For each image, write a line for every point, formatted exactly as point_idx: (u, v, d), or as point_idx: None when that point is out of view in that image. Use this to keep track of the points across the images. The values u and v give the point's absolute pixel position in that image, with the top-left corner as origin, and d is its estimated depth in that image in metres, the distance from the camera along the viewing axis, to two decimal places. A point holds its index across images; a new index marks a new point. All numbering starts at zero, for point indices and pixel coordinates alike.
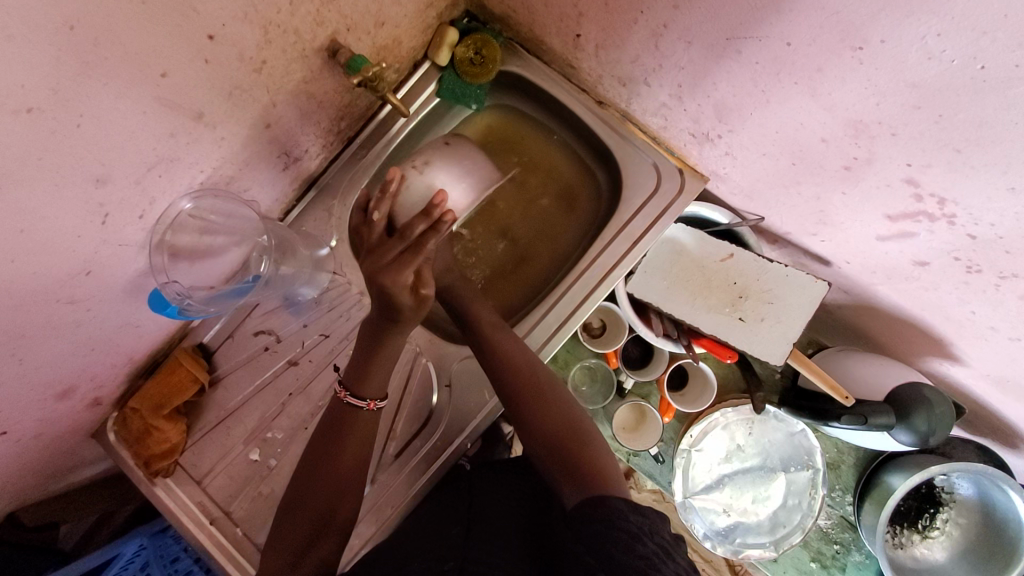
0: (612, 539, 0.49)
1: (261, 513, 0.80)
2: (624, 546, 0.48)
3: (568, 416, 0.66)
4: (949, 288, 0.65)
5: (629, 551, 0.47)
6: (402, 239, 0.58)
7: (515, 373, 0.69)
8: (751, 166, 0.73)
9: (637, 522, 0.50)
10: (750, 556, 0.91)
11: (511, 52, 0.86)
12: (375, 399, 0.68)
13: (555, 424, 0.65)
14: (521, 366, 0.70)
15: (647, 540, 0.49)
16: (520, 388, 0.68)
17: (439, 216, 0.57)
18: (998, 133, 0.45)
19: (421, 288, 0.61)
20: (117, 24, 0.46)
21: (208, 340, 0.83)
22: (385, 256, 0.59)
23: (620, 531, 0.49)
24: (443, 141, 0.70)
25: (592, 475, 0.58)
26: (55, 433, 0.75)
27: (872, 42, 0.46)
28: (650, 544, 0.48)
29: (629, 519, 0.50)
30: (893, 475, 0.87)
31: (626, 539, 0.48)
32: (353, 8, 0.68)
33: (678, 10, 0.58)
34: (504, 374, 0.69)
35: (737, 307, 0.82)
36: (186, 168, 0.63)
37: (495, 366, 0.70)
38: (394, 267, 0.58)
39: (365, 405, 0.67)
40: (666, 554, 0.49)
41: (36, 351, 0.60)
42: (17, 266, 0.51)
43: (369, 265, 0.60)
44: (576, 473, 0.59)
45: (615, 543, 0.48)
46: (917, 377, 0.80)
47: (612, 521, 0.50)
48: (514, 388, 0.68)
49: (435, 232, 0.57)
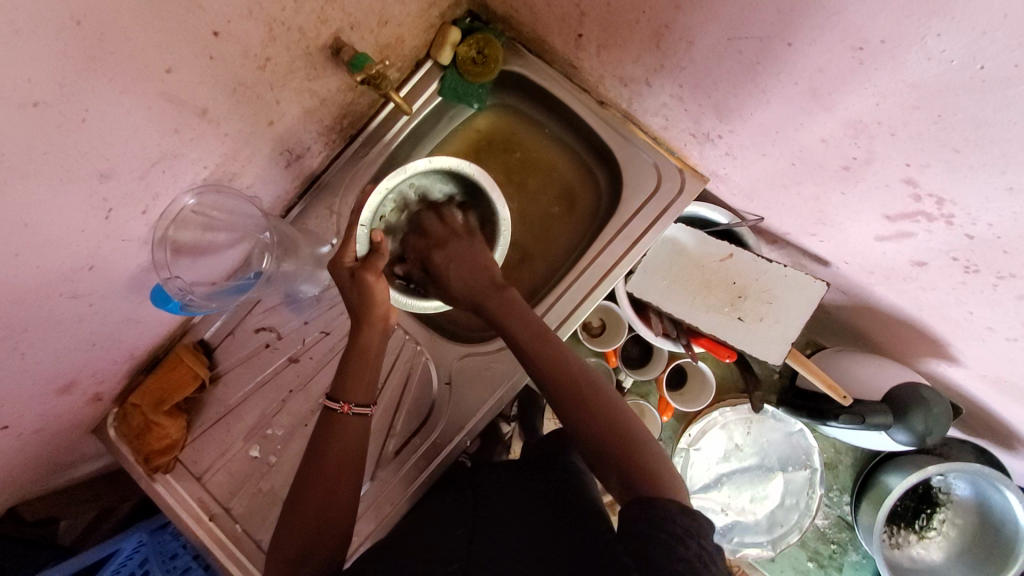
0: (654, 540, 0.47)
1: (261, 509, 0.80)
2: (665, 549, 0.46)
3: (612, 414, 0.61)
4: (946, 288, 0.66)
5: (669, 553, 0.45)
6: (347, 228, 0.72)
7: (560, 370, 0.64)
8: (750, 166, 0.73)
9: (683, 525, 0.48)
10: (747, 555, 0.92)
11: (513, 52, 0.87)
12: (349, 403, 0.67)
13: (598, 417, 0.61)
14: (564, 360, 0.65)
15: (691, 543, 0.47)
16: (560, 383, 0.64)
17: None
18: (996, 133, 0.46)
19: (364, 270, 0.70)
20: (122, 18, 0.46)
21: (209, 336, 0.84)
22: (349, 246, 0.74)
23: (663, 533, 0.48)
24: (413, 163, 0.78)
25: (641, 476, 0.55)
26: (56, 428, 0.75)
27: (872, 43, 0.46)
28: (693, 547, 0.47)
29: (675, 521, 0.48)
30: (889, 475, 0.88)
31: (668, 542, 0.47)
32: (357, 7, 0.68)
33: (680, 10, 0.59)
34: (542, 366, 0.65)
35: (735, 307, 0.82)
36: (190, 164, 0.63)
37: (534, 362, 0.66)
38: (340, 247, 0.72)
39: (339, 408, 0.66)
40: (709, 558, 0.47)
41: (39, 345, 0.60)
42: (20, 259, 0.51)
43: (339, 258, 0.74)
44: (629, 476, 0.56)
45: (657, 545, 0.46)
46: (914, 377, 0.81)
47: (656, 522, 0.49)
48: (555, 385, 0.64)
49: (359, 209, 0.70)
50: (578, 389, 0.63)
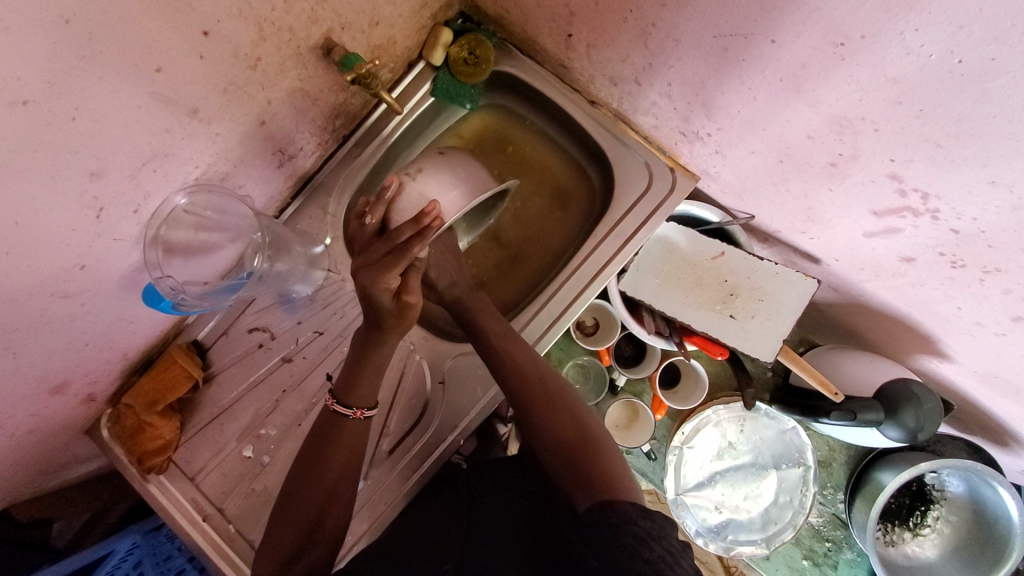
0: (617, 543, 0.48)
1: (255, 509, 0.80)
2: (629, 553, 0.47)
3: (578, 423, 0.65)
4: (934, 284, 0.66)
5: (633, 556, 0.47)
6: (388, 242, 0.59)
7: (526, 381, 0.68)
8: (740, 164, 0.73)
9: (646, 527, 0.49)
10: (741, 554, 0.92)
11: (504, 52, 0.87)
12: (362, 408, 0.68)
13: (562, 425, 0.64)
14: (530, 372, 0.69)
15: (654, 545, 0.48)
16: (528, 393, 0.68)
17: (427, 223, 0.56)
18: (976, 126, 0.46)
19: (405, 294, 0.65)
20: (111, 18, 0.46)
21: (203, 337, 0.84)
22: (373, 255, 0.61)
23: (626, 535, 0.48)
24: (439, 153, 0.75)
25: (600, 479, 0.57)
26: (49, 429, 0.75)
27: (853, 38, 0.47)
28: (656, 549, 0.47)
29: (637, 523, 0.49)
30: (883, 471, 0.88)
31: (632, 544, 0.48)
32: (348, 8, 0.69)
33: (665, 9, 0.59)
34: (512, 376, 0.69)
35: (727, 305, 0.82)
36: (181, 163, 0.63)
37: (504, 374, 0.70)
38: (377, 267, 0.60)
39: (352, 413, 0.67)
40: (673, 558, 0.48)
41: (31, 344, 0.61)
42: (12, 258, 0.51)
43: (359, 260, 0.63)
44: (587, 479, 0.57)
45: (621, 548, 0.48)
46: (906, 373, 0.81)
47: (619, 524, 0.49)
48: (524, 396, 0.68)
49: (421, 239, 0.57)
50: (548, 396, 0.67)
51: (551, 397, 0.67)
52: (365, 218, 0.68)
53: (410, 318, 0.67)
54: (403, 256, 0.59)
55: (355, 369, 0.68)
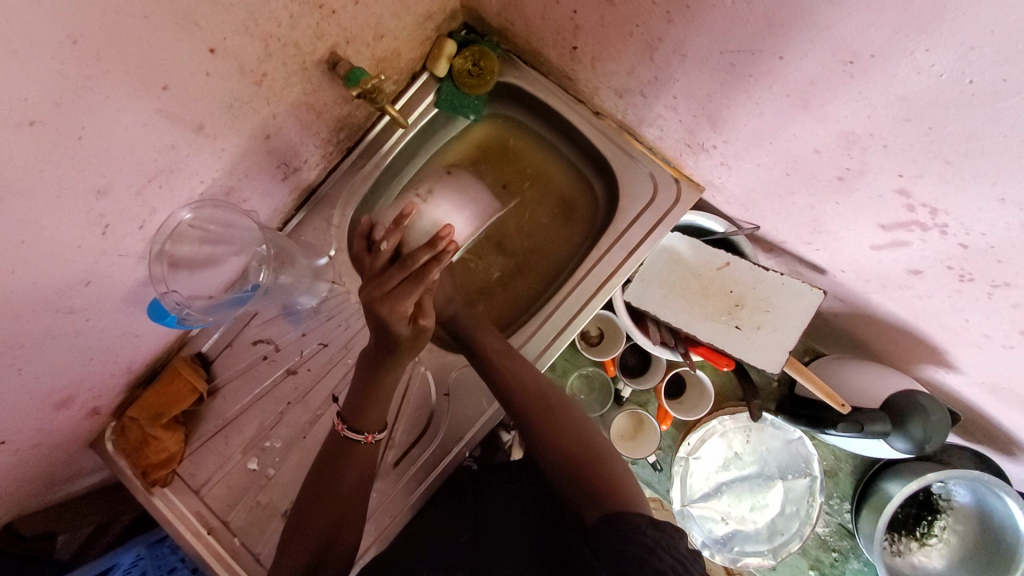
0: (626, 553, 0.48)
1: (260, 523, 0.79)
2: (638, 563, 0.47)
3: (582, 435, 0.64)
4: (943, 296, 0.66)
5: (642, 566, 0.46)
6: (403, 268, 0.58)
7: (529, 395, 0.68)
8: (746, 176, 0.73)
9: (654, 537, 0.49)
10: (746, 564, 0.92)
11: (509, 63, 0.87)
12: (373, 432, 0.68)
13: (568, 437, 0.64)
14: (533, 384, 0.69)
15: (663, 553, 0.48)
16: (532, 406, 0.67)
17: (443, 246, 0.56)
18: (987, 145, 0.46)
19: (419, 318, 0.63)
20: (117, 39, 0.46)
21: (207, 349, 0.84)
22: (385, 284, 0.60)
23: (637, 545, 0.48)
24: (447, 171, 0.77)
25: (606, 492, 0.57)
26: (54, 443, 0.75)
27: (862, 57, 0.47)
28: (666, 558, 0.47)
29: (647, 534, 0.49)
30: (890, 481, 0.88)
31: (642, 554, 0.47)
32: (353, 22, 0.69)
33: (673, 24, 0.59)
34: (517, 387, 0.69)
35: (733, 316, 0.82)
36: (187, 179, 0.63)
37: (509, 386, 0.70)
38: (393, 297, 0.59)
39: (364, 438, 0.67)
40: (683, 567, 0.48)
41: (35, 361, 0.60)
42: (16, 277, 0.51)
43: (369, 291, 0.61)
44: (594, 491, 0.57)
45: (630, 558, 0.47)
46: (912, 385, 0.80)
47: (629, 535, 0.49)
48: (528, 408, 0.67)
49: (438, 262, 0.57)
50: (549, 410, 0.67)
51: (554, 410, 0.67)
52: (380, 245, 0.62)
53: (423, 341, 0.66)
54: (419, 283, 0.58)
55: (358, 397, 0.67)
